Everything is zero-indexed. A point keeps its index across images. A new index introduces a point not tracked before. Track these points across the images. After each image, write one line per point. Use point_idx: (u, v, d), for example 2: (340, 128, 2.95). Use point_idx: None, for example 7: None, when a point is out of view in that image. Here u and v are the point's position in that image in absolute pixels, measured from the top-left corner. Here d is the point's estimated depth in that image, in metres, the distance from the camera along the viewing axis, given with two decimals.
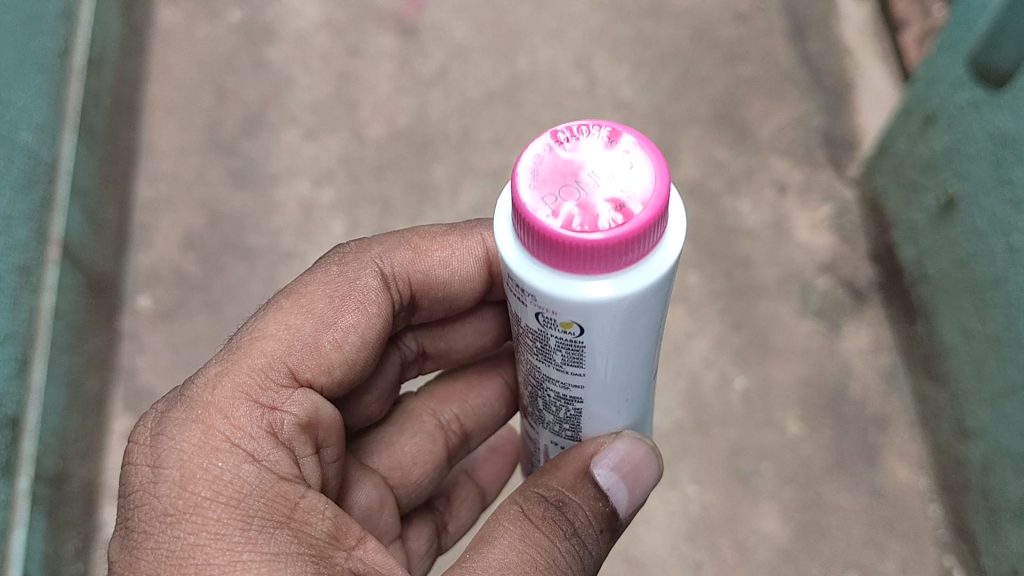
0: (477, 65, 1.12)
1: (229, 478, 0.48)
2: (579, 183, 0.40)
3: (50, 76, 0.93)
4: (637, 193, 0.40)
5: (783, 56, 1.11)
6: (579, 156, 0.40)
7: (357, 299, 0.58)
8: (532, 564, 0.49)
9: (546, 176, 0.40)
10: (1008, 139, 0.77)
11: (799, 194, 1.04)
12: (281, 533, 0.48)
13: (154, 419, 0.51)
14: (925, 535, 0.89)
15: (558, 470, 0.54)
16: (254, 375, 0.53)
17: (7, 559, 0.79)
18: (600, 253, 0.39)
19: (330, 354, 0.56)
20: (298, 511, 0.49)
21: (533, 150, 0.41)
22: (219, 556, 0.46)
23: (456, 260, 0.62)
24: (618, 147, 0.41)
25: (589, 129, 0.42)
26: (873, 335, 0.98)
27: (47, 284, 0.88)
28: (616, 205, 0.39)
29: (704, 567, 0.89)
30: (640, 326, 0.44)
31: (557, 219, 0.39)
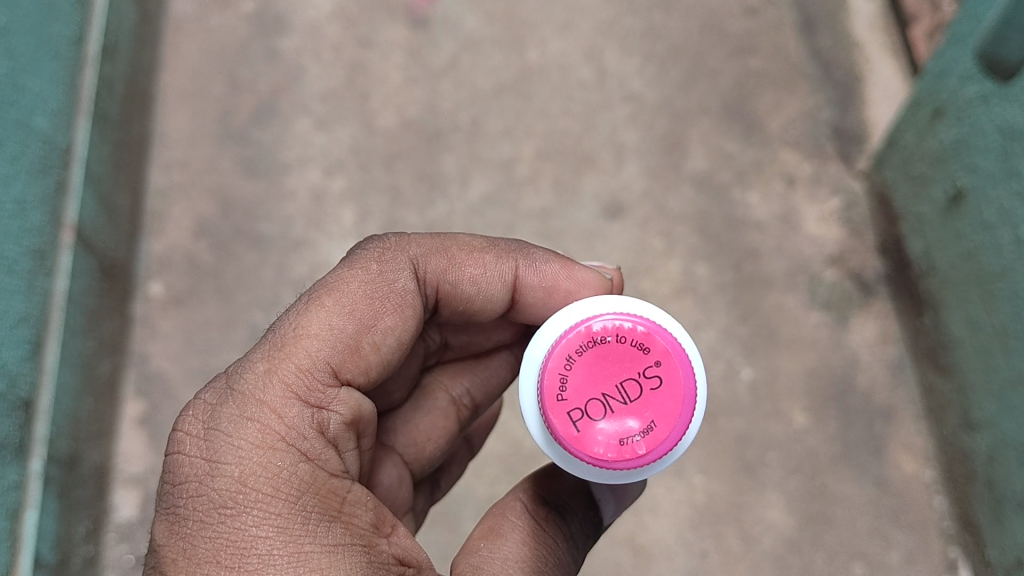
0: (487, 55, 1.12)
1: (287, 475, 0.51)
2: (606, 399, 0.51)
3: (65, 63, 0.94)
4: (658, 414, 0.51)
5: (793, 48, 1.11)
6: (607, 367, 0.52)
7: (395, 301, 0.59)
8: (542, 559, 0.53)
9: (578, 390, 0.51)
10: (1016, 131, 0.77)
11: (808, 185, 1.05)
12: (335, 526, 0.51)
13: (205, 412, 0.53)
14: (931, 526, 0.91)
15: (558, 477, 0.58)
16: (302, 375, 0.54)
17: (19, 540, 0.80)
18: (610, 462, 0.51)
19: (368, 354, 0.58)
20: (346, 504, 0.53)
21: (569, 358, 0.52)
22: (281, 548, 0.49)
23: (486, 280, 0.64)
24: (648, 359, 0.52)
25: (624, 333, 0.52)
26: (881, 328, 0.98)
27: (61, 268, 0.89)
28: (639, 429, 0.51)
29: (709, 557, 0.91)
30: None
31: (583, 437, 0.51)
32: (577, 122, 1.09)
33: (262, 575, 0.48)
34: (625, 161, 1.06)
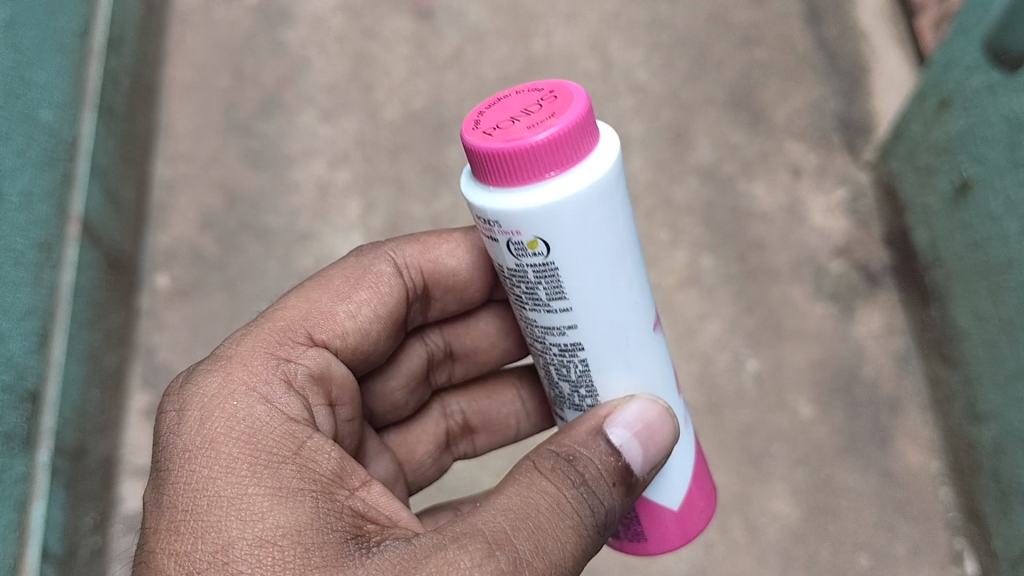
0: (492, 47, 1.12)
1: (242, 417, 0.50)
2: (510, 116, 0.45)
3: (71, 56, 0.95)
4: (561, 108, 0.45)
5: (799, 39, 1.10)
6: (510, 103, 0.47)
7: (371, 279, 0.62)
8: (539, 508, 0.48)
9: (485, 120, 0.46)
10: (1022, 121, 0.77)
11: (814, 176, 1.04)
12: (286, 467, 0.49)
13: (186, 375, 0.55)
14: (937, 517, 0.89)
15: (572, 429, 0.53)
16: (275, 334, 0.57)
17: (27, 532, 0.79)
18: (538, 152, 0.43)
19: (344, 321, 0.60)
20: (305, 449, 0.51)
21: (475, 111, 0.47)
22: (228, 489, 0.47)
23: (463, 253, 0.66)
24: (544, 89, 0.47)
25: (523, 87, 0.48)
26: (886, 319, 0.97)
27: (67, 261, 0.89)
28: (544, 118, 0.44)
29: (713, 549, 0.91)
30: (608, 237, 0.46)
31: (492, 138, 0.44)
32: None
33: (208, 515, 0.46)
34: (630, 153, 1.06)
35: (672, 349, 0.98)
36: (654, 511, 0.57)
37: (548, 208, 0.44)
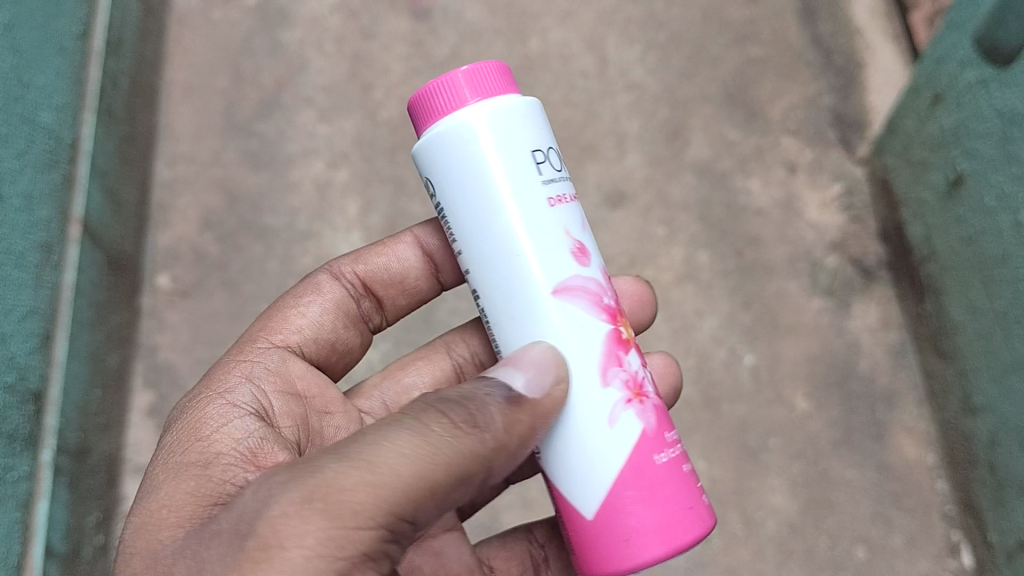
0: (488, 46, 1.13)
1: (183, 415, 0.58)
2: None
3: (71, 58, 0.95)
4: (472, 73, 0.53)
5: (794, 36, 1.11)
6: None
7: (310, 286, 0.68)
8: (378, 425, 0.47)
9: None
10: (1015, 116, 0.77)
11: (809, 172, 1.05)
12: (198, 450, 0.55)
13: None
14: (933, 509, 0.90)
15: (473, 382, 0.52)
16: (238, 346, 0.65)
17: (31, 530, 0.80)
18: (439, 95, 0.52)
19: (293, 325, 0.66)
20: (221, 432, 0.56)
21: None
22: (152, 473, 0.55)
23: (388, 254, 0.70)
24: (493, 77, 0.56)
25: None
26: (882, 313, 0.98)
27: (69, 262, 0.90)
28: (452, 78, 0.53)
29: (712, 542, 0.90)
30: (472, 179, 0.51)
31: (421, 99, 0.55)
32: (578, 111, 1.09)
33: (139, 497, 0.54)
34: (627, 149, 1.07)
35: (670, 344, 0.98)
36: (570, 513, 0.52)
37: (430, 142, 0.52)
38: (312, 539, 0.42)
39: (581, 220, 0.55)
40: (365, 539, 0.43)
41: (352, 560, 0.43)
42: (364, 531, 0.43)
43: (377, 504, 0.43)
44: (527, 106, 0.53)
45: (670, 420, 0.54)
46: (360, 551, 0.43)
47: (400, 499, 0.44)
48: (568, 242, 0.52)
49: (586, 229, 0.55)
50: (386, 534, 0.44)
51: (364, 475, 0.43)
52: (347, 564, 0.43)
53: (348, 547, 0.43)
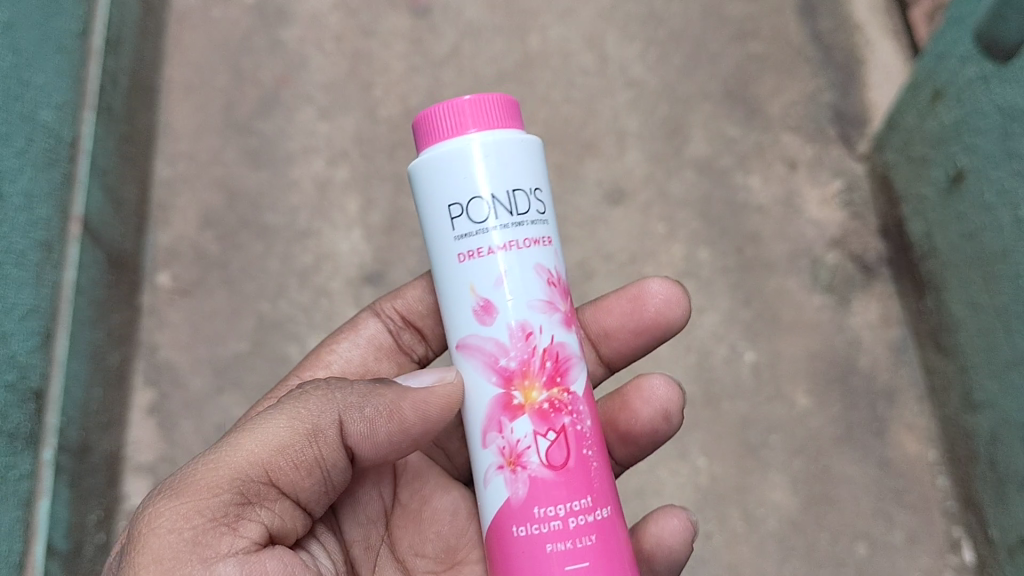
0: (488, 43, 1.13)
1: None
2: None
3: (70, 57, 0.95)
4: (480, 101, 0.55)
5: (794, 32, 1.11)
6: None
7: (349, 327, 0.72)
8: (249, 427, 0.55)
9: None
10: (1016, 111, 0.77)
11: (809, 168, 1.05)
12: None
13: None
14: (934, 505, 0.90)
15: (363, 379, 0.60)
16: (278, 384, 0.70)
17: (33, 529, 0.80)
18: (442, 123, 0.54)
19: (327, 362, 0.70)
20: None
21: None
22: None
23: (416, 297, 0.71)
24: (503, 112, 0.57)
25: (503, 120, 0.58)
26: (883, 310, 0.98)
27: (69, 260, 0.90)
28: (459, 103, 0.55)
29: (713, 538, 0.90)
30: (427, 219, 0.55)
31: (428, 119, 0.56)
32: (578, 108, 1.09)
33: None
34: (627, 146, 1.07)
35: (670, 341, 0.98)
36: None
37: (417, 166, 0.55)
38: (167, 519, 0.49)
39: (502, 271, 0.53)
40: (216, 506, 0.50)
41: (207, 527, 0.49)
42: (214, 496, 0.50)
43: (222, 474, 0.51)
44: (500, 147, 0.53)
45: (573, 494, 0.51)
46: (215, 517, 0.50)
47: (243, 465, 0.51)
48: (471, 301, 0.54)
49: (508, 279, 0.53)
50: (241, 500, 0.51)
51: (214, 461, 0.51)
52: (203, 530, 0.49)
53: (199, 516, 0.49)
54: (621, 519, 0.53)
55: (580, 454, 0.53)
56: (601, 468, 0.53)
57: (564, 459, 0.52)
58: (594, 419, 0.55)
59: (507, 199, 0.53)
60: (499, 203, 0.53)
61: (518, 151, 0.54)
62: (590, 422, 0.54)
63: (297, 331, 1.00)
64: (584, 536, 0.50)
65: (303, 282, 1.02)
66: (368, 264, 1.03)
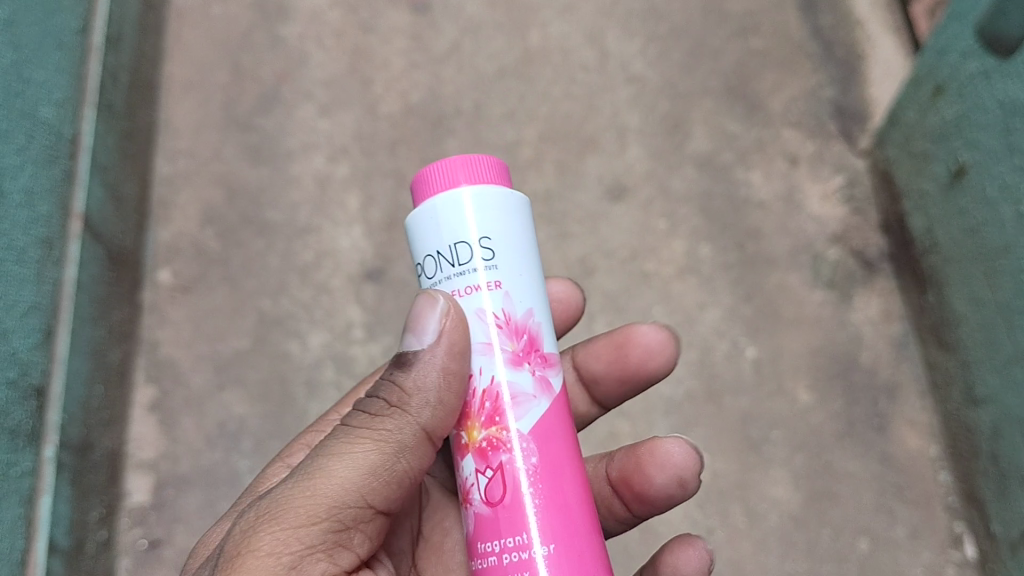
0: (489, 40, 1.13)
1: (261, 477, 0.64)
2: None
3: (70, 53, 0.95)
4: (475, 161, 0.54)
5: (795, 28, 1.12)
6: None
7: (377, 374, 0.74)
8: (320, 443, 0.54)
9: None
10: (1017, 106, 0.77)
11: (810, 164, 1.05)
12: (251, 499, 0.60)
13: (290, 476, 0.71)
14: (936, 501, 0.90)
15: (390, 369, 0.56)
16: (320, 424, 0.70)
17: (34, 526, 0.80)
18: (434, 179, 0.53)
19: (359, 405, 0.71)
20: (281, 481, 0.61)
21: None
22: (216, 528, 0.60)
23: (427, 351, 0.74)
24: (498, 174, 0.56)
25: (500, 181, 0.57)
26: (884, 306, 0.98)
27: (70, 257, 0.90)
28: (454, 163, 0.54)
29: (715, 534, 0.90)
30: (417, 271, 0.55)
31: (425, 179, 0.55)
32: (579, 105, 1.09)
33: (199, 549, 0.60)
34: (628, 142, 1.07)
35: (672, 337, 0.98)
36: None
37: (411, 221, 0.54)
38: (267, 545, 0.48)
39: None
40: (315, 534, 0.49)
41: (306, 554, 0.49)
42: (312, 526, 0.49)
43: (323, 501, 0.49)
44: (481, 205, 0.52)
45: (508, 530, 0.49)
46: (315, 543, 0.49)
47: (341, 492, 0.50)
48: None
49: None
50: (339, 527, 0.50)
51: (308, 488, 0.50)
52: (304, 556, 0.49)
53: (298, 543, 0.48)
54: (585, 556, 0.49)
55: (516, 489, 0.50)
56: (549, 502, 0.50)
57: (501, 495, 0.50)
58: (555, 450, 0.52)
59: (475, 254, 0.52)
60: (445, 257, 0.52)
61: (493, 207, 0.52)
62: (541, 456, 0.51)
63: (298, 328, 0.99)
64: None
65: (304, 279, 1.02)
66: (368, 260, 1.02)
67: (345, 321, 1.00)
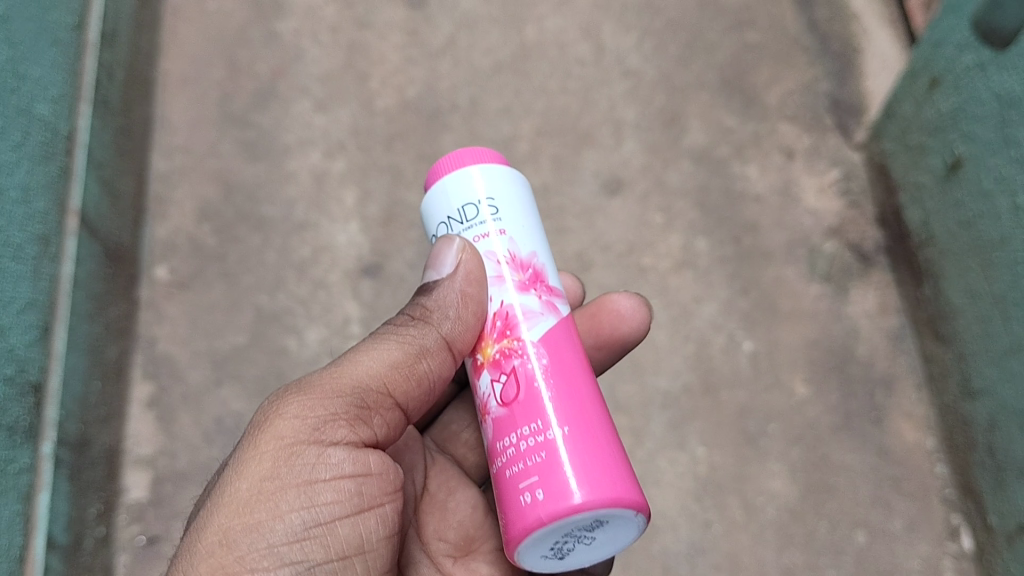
0: (484, 35, 1.13)
1: None
2: None
3: (64, 49, 0.95)
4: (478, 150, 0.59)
5: (790, 21, 1.12)
6: None
7: None
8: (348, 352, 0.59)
9: None
10: (1013, 99, 0.78)
11: (806, 157, 1.05)
12: None
13: None
14: (933, 493, 0.90)
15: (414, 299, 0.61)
16: None
17: (32, 522, 0.80)
18: (444, 165, 0.58)
19: None
20: None
21: None
22: None
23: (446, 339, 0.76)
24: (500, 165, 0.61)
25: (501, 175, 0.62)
26: (880, 298, 0.99)
27: (67, 254, 0.90)
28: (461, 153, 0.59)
29: (712, 527, 0.90)
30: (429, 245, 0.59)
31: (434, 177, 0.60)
32: (575, 99, 1.09)
33: None
34: (624, 136, 1.07)
35: (669, 331, 0.98)
36: None
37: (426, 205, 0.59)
38: (293, 411, 0.53)
39: None
40: (340, 404, 0.54)
41: (330, 419, 0.53)
42: (337, 398, 0.54)
43: (347, 381, 0.55)
44: (489, 176, 0.57)
45: (523, 421, 0.52)
46: (336, 413, 0.54)
47: (364, 376, 0.56)
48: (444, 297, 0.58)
49: None
50: (361, 405, 0.55)
51: (335, 373, 0.56)
52: (326, 422, 0.53)
53: (325, 409, 0.53)
54: (598, 438, 0.51)
55: (529, 385, 0.53)
56: (561, 392, 0.52)
57: (516, 393, 0.53)
58: (568, 357, 0.54)
59: (479, 212, 0.56)
60: (455, 219, 0.57)
61: (499, 176, 0.57)
62: (551, 357, 0.54)
63: (295, 324, 0.99)
64: (533, 456, 0.50)
65: (301, 275, 1.02)
66: (365, 256, 1.02)
67: (342, 317, 1.00)
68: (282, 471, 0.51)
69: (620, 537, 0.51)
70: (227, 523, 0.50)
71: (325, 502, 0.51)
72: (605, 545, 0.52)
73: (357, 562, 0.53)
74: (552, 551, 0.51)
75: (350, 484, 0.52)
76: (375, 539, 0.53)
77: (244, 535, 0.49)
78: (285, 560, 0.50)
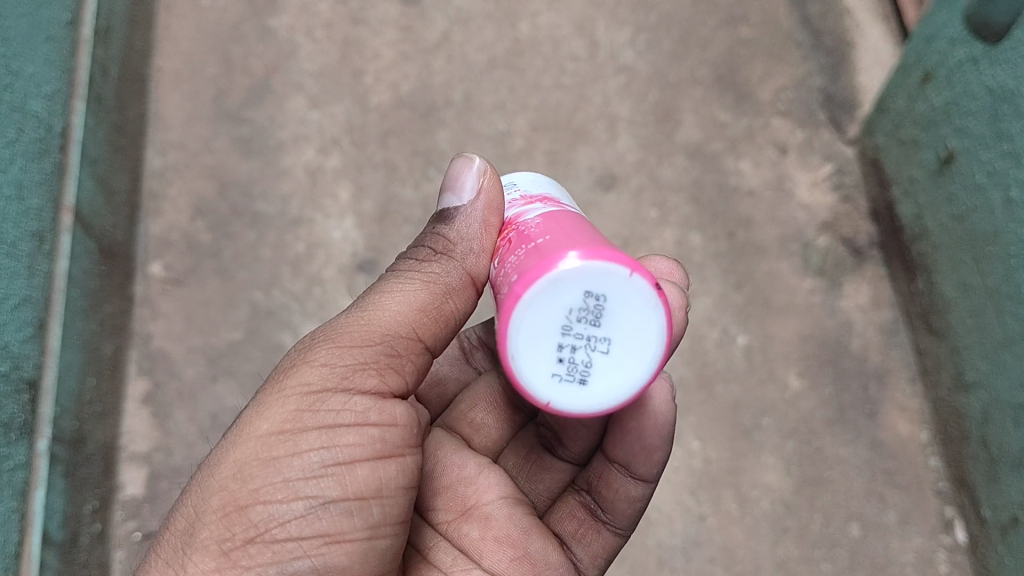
0: (478, 30, 1.13)
1: None
2: None
3: (58, 46, 0.95)
4: None
5: (785, 17, 1.12)
6: None
7: None
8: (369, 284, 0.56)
9: None
10: (1006, 93, 0.79)
11: (800, 152, 1.06)
12: None
13: None
14: (926, 486, 0.91)
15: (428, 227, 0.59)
16: None
17: (29, 519, 0.80)
18: None
19: None
20: None
21: None
22: None
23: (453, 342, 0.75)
24: None
25: None
26: (873, 292, 0.99)
27: (61, 250, 0.90)
28: None
29: (707, 521, 0.90)
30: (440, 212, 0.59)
31: None
32: (569, 95, 1.09)
33: None
34: (618, 132, 1.07)
35: None
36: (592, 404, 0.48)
37: None
38: (320, 358, 0.51)
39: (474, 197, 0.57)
40: (368, 354, 0.52)
41: (359, 367, 0.51)
42: (365, 346, 0.52)
43: (375, 329, 0.52)
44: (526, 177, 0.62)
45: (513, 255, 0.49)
46: (366, 361, 0.52)
47: (392, 322, 0.53)
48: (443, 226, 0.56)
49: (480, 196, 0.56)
50: (391, 353, 0.52)
51: (361, 314, 0.53)
52: (353, 370, 0.51)
53: (353, 357, 0.51)
54: (586, 238, 0.47)
55: (519, 236, 0.51)
56: (548, 225, 0.50)
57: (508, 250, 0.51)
58: (568, 214, 0.52)
59: None
60: None
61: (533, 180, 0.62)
62: (544, 217, 0.52)
63: (290, 320, 1.00)
64: (518, 264, 0.47)
65: (296, 271, 1.02)
66: (360, 252, 1.03)
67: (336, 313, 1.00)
68: (304, 415, 0.50)
69: (637, 335, 0.45)
70: (245, 459, 0.49)
71: (346, 443, 0.50)
72: (620, 359, 0.45)
73: (374, 507, 0.50)
74: (562, 363, 0.45)
75: (374, 431, 0.50)
76: (394, 485, 0.51)
77: (259, 469, 0.49)
78: (300, 494, 0.48)
